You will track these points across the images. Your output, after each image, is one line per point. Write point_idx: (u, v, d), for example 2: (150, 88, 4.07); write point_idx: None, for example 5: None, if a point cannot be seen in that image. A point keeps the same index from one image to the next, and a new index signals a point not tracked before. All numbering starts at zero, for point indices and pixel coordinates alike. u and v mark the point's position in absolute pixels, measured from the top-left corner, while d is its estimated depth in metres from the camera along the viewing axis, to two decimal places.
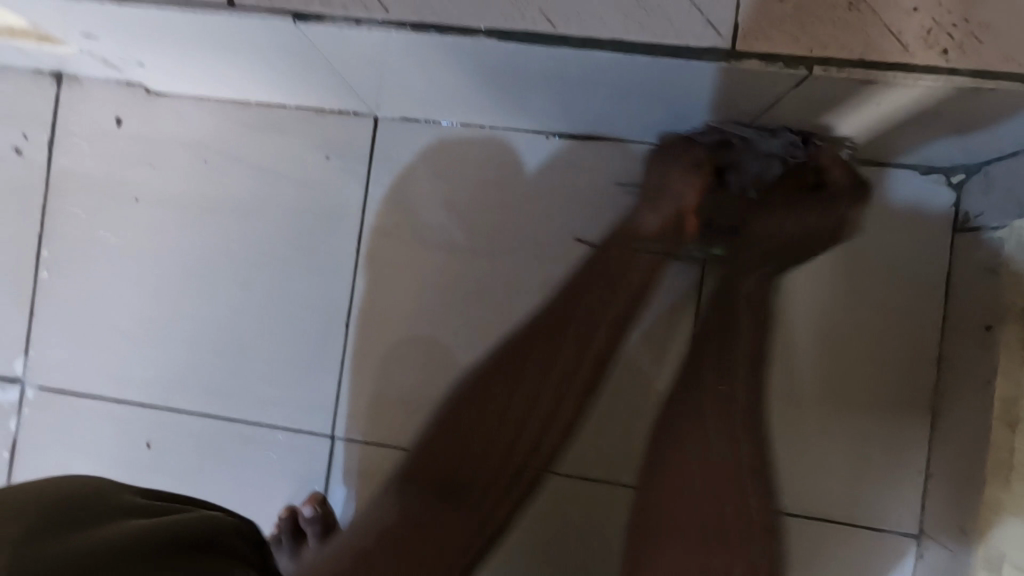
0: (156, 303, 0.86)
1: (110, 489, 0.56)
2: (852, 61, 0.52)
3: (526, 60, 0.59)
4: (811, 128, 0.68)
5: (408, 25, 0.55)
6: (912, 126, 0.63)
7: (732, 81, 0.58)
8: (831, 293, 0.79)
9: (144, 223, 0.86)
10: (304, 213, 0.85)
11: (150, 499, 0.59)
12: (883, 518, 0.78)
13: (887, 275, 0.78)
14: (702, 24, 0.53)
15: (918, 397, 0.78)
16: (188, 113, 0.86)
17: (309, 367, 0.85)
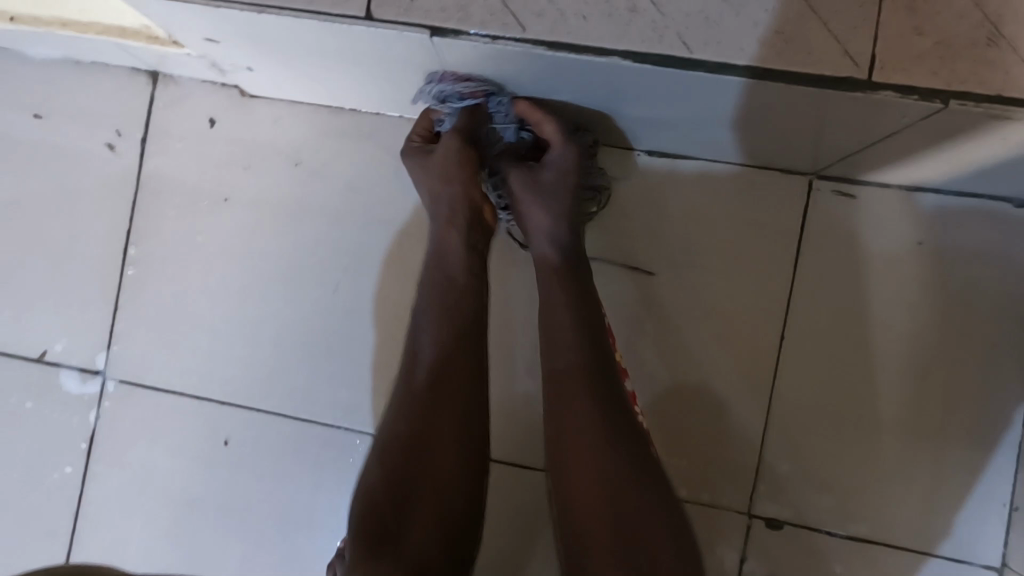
0: (240, 302, 0.87)
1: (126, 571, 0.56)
2: (991, 97, 0.52)
3: (651, 83, 0.60)
4: (920, 159, 0.68)
5: (542, 44, 0.56)
6: (1019, 166, 0.64)
7: (858, 111, 0.58)
8: (919, 323, 0.79)
9: (231, 222, 0.88)
10: (390, 220, 0.86)
11: None
12: (965, 550, 0.77)
13: (976, 306, 0.78)
14: (840, 55, 0.53)
15: (1006, 431, 0.78)
16: (282, 116, 0.87)
17: (388, 374, 0.85)
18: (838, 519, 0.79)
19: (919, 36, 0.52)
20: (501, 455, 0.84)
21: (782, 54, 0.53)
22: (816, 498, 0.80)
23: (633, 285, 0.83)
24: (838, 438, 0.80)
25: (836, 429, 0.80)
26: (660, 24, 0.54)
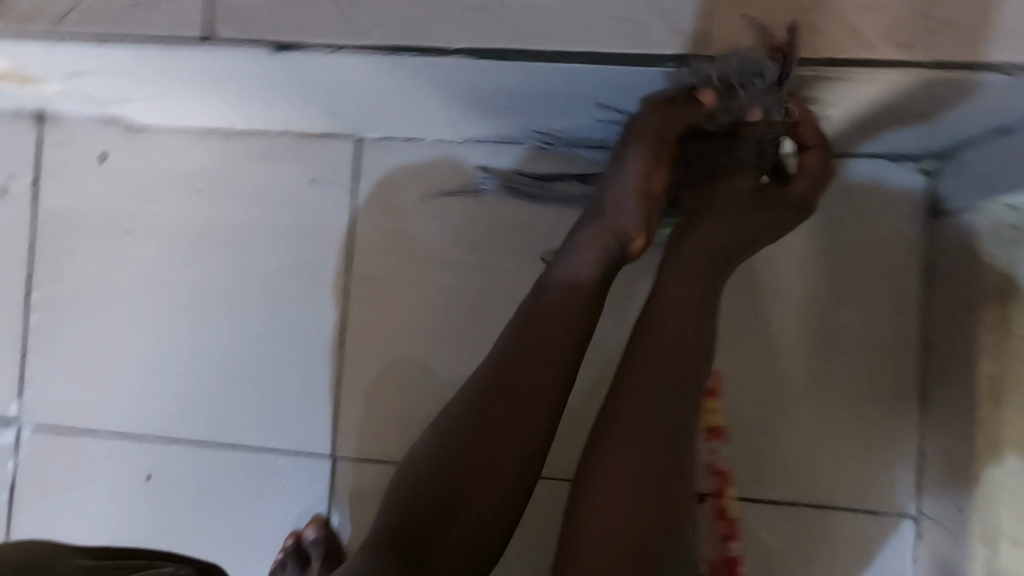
0: (152, 336, 0.87)
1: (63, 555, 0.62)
2: (817, 60, 0.54)
3: (505, 78, 0.60)
4: None
5: (385, 50, 0.57)
6: (876, 122, 0.66)
7: (703, 85, 0.59)
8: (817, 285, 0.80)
9: (134, 257, 0.87)
10: (293, 237, 0.87)
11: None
12: (880, 501, 0.79)
13: (868, 263, 0.80)
14: (670, 33, 0.54)
15: (910, 382, 0.79)
16: (175, 145, 0.87)
17: (304, 389, 0.86)
18: (759, 486, 0.80)
19: (743, 8, 0.54)
20: None
21: (613, 38, 0.55)
22: (735, 467, 0.81)
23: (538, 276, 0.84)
24: (749, 407, 0.81)
25: (748, 399, 0.81)
26: (495, 20, 0.55)
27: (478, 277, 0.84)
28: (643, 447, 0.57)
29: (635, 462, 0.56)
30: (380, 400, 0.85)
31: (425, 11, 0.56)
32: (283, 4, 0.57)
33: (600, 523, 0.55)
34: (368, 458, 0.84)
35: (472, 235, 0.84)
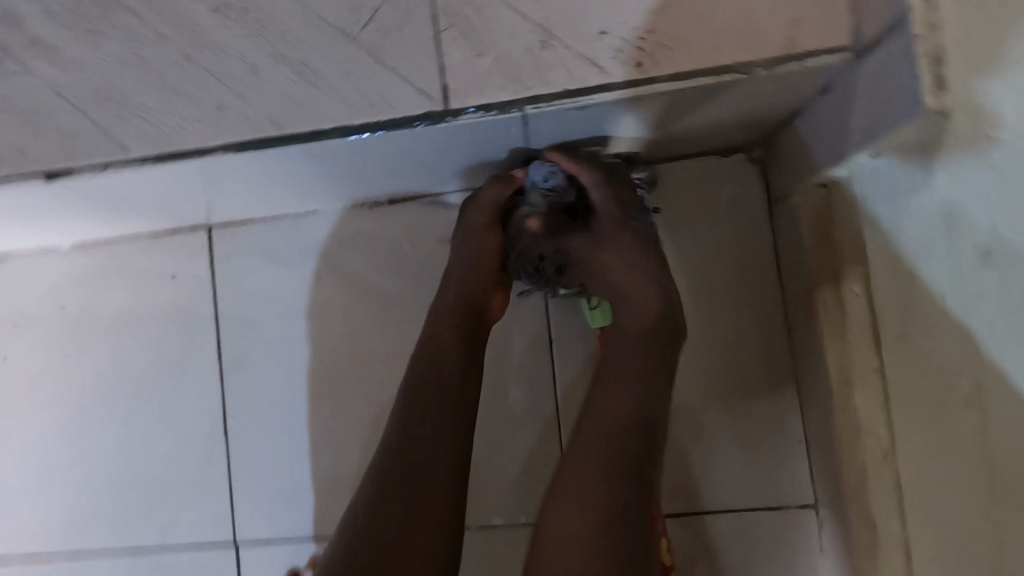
0: (48, 452, 0.89)
1: None
2: (557, 93, 0.55)
3: (282, 157, 0.62)
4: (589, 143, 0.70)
5: (151, 158, 0.59)
6: (669, 129, 0.67)
7: (471, 132, 0.60)
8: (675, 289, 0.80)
9: (20, 379, 0.90)
10: (164, 334, 0.88)
11: None
12: (780, 493, 0.77)
13: (721, 255, 0.80)
14: (413, 94, 0.56)
15: (782, 368, 0.78)
16: (38, 266, 0.89)
17: (197, 482, 0.86)
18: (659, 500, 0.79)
19: (479, 56, 0.55)
20: (324, 533, 0.84)
21: (359, 108, 0.56)
22: None
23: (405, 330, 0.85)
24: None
25: None
26: (248, 111, 0.57)
27: (350, 340, 0.86)
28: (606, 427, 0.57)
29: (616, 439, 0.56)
30: (269, 479, 0.85)
31: (180, 117, 0.58)
32: (51, 134, 0.59)
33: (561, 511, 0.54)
34: (267, 538, 0.84)
35: (338, 300, 0.86)
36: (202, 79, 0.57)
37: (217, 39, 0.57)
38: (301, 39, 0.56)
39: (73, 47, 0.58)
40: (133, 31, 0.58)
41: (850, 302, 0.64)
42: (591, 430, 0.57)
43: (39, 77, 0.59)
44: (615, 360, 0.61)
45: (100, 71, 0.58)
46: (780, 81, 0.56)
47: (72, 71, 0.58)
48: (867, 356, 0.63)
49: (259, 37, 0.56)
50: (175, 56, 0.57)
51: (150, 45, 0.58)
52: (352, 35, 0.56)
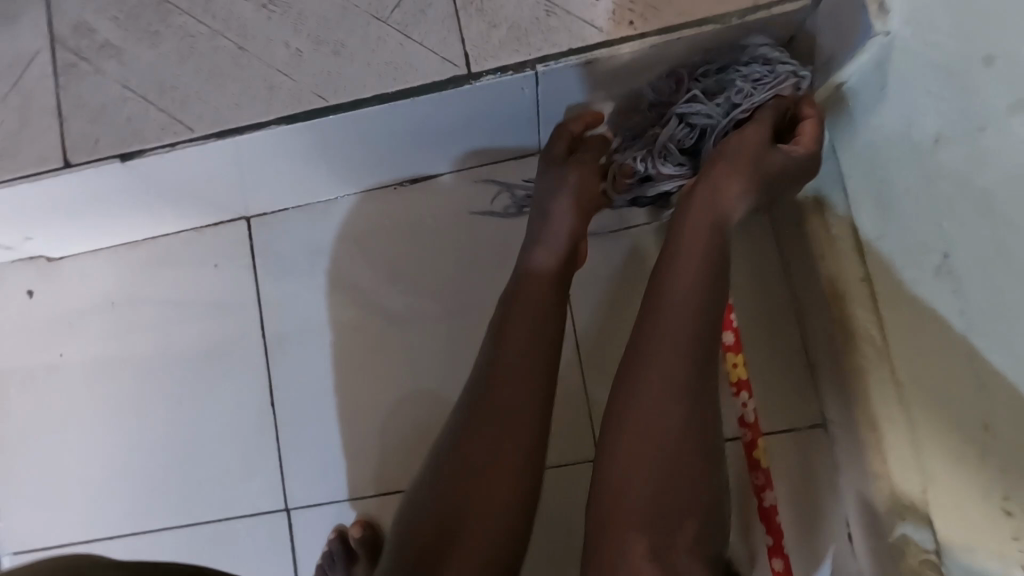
0: (105, 442, 0.95)
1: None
2: (563, 52, 0.64)
3: (323, 133, 0.71)
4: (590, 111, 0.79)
5: (212, 136, 0.67)
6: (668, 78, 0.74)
7: (490, 96, 0.69)
8: None
9: (74, 375, 0.96)
10: (211, 320, 0.95)
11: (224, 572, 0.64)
12: (790, 417, 0.83)
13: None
14: (440, 62, 0.65)
15: (781, 302, 0.85)
16: (90, 268, 0.97)
17: (249, 454, 0.92)
18: None
19: (494, 27, 0.64)
20: (371, 491, 0.90)
21: (394, 78, 0.65)
22: None
23: (433, 297, 0.93)
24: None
25: None
26: (297, 89, 0.66)
27: (382, 312, 0.93)
28: (652, 421, 0.56)
29: (665, 434, 0.56)
30: (316, 447, 0.91)
31: (238, 98, 0.67)
32: (122, 122, 0.67)
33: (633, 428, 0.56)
34: (318, 502, 0.90)
35: (369, 276, 0.94)
36: (256, 65, 0.66)
37: (267, 31, 0.67)
38: (340, 26, 0.66)
39: (140, 48, 0.68)
40: (191, 30, 0.67)
41: (835, 224, 0.72)
42: (645, 423, 0.56)
43: (110, 75, 0.68)
44: (663, 349, 0.58)
45: (164, 66, 0.67)
46: (751, 29, 0.64)
47: (140, 68, 0.67)
48: (855, 267, 0.70)
49: (304, 27, 0.66)
50: (231, 48, 0.67)
51: (207, 41, 0.67)
52: (383, 18, 0.66)
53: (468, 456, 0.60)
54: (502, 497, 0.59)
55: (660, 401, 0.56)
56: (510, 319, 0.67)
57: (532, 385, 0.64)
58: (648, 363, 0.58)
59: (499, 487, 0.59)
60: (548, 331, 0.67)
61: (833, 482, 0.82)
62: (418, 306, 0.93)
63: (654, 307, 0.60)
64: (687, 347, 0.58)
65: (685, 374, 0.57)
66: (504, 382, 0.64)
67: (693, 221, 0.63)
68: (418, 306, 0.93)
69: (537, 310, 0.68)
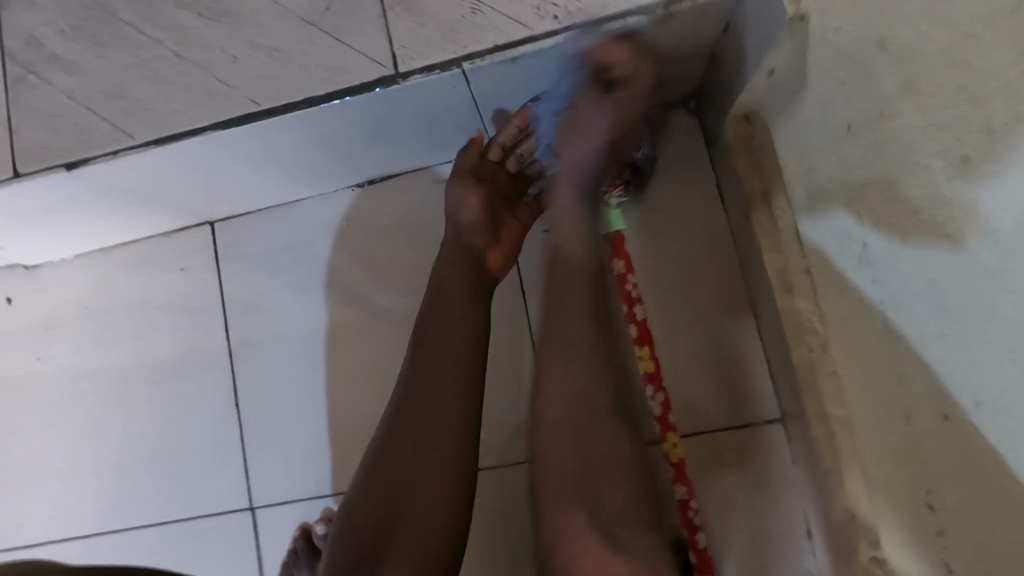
0: (81, 443, 0.98)
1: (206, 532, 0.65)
2: (488, 48, 0.64)
3: (261, 136, 0.72)
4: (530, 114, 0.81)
5: (152, 143, 0.69)
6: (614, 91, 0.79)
7: (422, 95, 0.69)
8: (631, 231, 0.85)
9: (51, 378, 1.00)
10: (179, 323, 0.98)
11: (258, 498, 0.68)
12: (748, 412, 0.81)
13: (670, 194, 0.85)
14: (369, 63, 0.65)
15: (738, 295, 0.83)
16: (66, 274, 1.00)
17: (215, 454, 0.94)
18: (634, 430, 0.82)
19: (422, 27, 0.65)
20: (332, 490, 0.91)
21: (324, 80, 0.66)
22: None
23: (391, 296, 0.93)
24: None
25: None
26: (232, 94, 0.67)
27: (343, 312, 0.94)
28: (562, 455, 0.61)
29: (575, 459, 0.61)
30: (280, 446, 0.93)
31: (176, 105, 0.68)
32: (69, 131, 0.70)
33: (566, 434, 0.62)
34: (281, 500, 0.91)
35: (331, 277, 0.95)
36: (193, 71, 0.68)
37: (205, 38, 0.68)
38: (274, 31, 0.67)
39: (84, 58, 0.70)
40: (133, 40, 0.69)
41: (781, 217, 0.71)
42: (549, 457, 0.62)
43: (57, 86, 0.70)
44: (557, 389, 0.64)
45: (108, 75, 0.69)
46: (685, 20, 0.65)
47: (85, 77, 0.70)
48: (797, 258, 0.71)
49: (240, 33, 0.67)
50: (170, 55, 0.68)
51: (148, 49, 0.69)
52: (315, 21, 0.66)
53: (404, 475, 0.64)
54: (431, 514, 0.63)
55: (563, 431, 0.62)
56: (439, 347, 0.70)
57: (456, 403, 0.67)
58: (549, 403, 0.63)
59: (435, 496, 0.64)
60: (473, 350, 0.71)
61: (787, 479, 0.79)
62: (377, 306, 0.94)
63: (544, 363, 0.65)
64: (579, 383, 0.63)
65: (581, 404, 0.63)
66: (437, 404, 0.67)
67: (570, 271, 0.68)
68: (377, 305, 0.94)
69: (456, 332, 0.71)
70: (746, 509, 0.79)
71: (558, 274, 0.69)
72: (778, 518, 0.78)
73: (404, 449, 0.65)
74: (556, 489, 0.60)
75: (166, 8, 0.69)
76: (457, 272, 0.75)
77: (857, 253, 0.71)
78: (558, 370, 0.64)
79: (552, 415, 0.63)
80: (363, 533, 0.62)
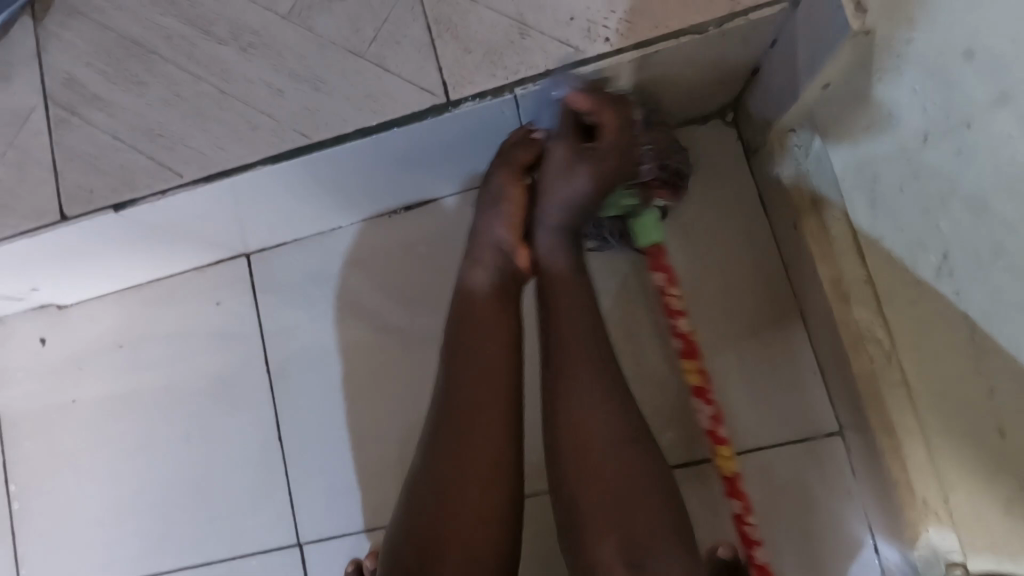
0: (117, 483, 0.96)
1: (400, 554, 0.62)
2: (539, 72, 0.64)
3: (307, 169, 0.71)
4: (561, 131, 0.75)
5: (198, 181, 0.68)
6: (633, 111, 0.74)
7: (469, 121, 0.69)
8: (676, 244, 0.84)
9: (85, 419, 0.98)
10: (214, 357, 0.96)
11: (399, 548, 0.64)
12: (805, 426, 0.79)
13: (710, 208, 0.84)
14: (417, 91, 0.65)
15: (786, 306, 0.81)
16: (98, 313, 0.99)
17: (257, 489, 0.92)
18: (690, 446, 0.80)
19: (469, 53, 0.65)
20: (380, 521, 0.89)
21: (373, 110, 0.66)
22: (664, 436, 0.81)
23: (430, 321, 0.92)
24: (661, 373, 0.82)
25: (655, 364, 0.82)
26: (278, 127, 0.67)
27: (382, 339, 0.93)
28: (592, 477, 0.61)
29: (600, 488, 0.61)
30: (325, 478, 0.91)
31: (222, 142, 0.68)
32: (113, 172, 0.69)
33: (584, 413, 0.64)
34: (329, 534, 0.89)
35: (370, 304, 0.94)
36: (238, 107, 0.67)
37: (247, 73, 0.67)
38: (318, 62, 0.67)
39: (127, 97, 0.69)
40: (175, 77, 0.69)
41: (833, 224, 0.71)
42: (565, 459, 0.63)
43: (101, 127, 0.69)
44: (580, 414, 0.63)
45: (151, 113, 0.69)
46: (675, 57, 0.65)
47: (128, 117, 0.69)
48: (855, 268, 0.69)
49: (283, 67, 0.67)
50: (214, 92, 0.68)
51: (192, 87, 0.68)
52: (360, 51, 0.66)
53: (438, 503, 0.63)
54: (476, 541, 0.62)
55: (589, 460, 0.62)
56: (486, 352, 0.69)
57: (494, 431, 0.65)
58: (568, 436, 0.63)
59: (473, 529, 0.62)
60: (508, 371, 0.68)
61: (849, 490, 0.77)
62: (417, 331, 0.92)
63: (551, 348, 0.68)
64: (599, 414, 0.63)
65: (600, 458, 0.62)
66: (472, 434, 0.65)
67: (567, 309, 0.68)
68: (416, 330, 0.92)
69: (487, 360, 0.68)
70: (811, 524, 0.77)
71: (557, 308, 0.69)
72: (841, 531, 0.76)
73: (444, 476, 0.64)
74: (587, 508, 0.61)
75: (206, 44, 0.68)
76: (477, 304, 0.71)
77: (977, 252, 0.62)
78: (572, 403, 0.64)
79: (575, 439, 0.63)
80: (405, 564, 0.62)
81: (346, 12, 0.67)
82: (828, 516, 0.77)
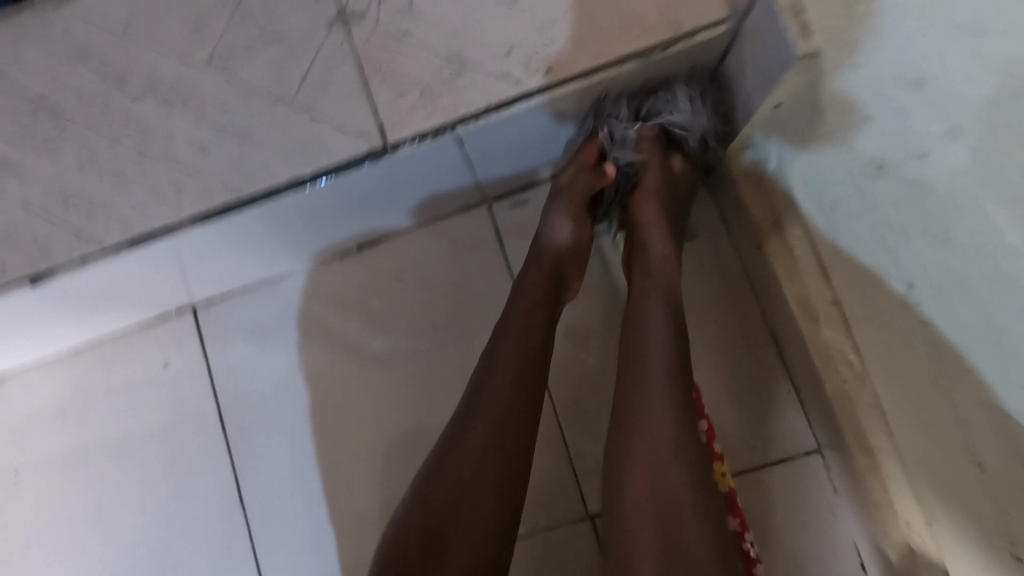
0: (70, 565, 0.89)
1: (417, 514, 0.60)
2: (480, 109, 0.61)
3: (244, 224, 0.67)
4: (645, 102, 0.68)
5: (123, 247, 0.63)
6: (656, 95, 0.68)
7: (413, 164, 0.65)
8: None
9: (28, 497, 0.91)
10: (165, 418, 0.91)
11: (415, 511, 0.60)
12: (784, 447, 0.77)
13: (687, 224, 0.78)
14: (352, 137, 0.61)
15: (756, 323, 0.80)
16: (37, 382, 0.93)
17: (223, 555, 0.87)
18: None
19: (404, 93, 0.61)
20: None
21: (305, 159, 0.62)
22: None
23: (393, 363, 0.88)
24: None
25: None
26: (204, 183, 0.62)
27: (344, 384, 0.89)
28: (640, 462, 0.55)
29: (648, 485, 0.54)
30: (293, 537, 0.86)
31: (145, 203, 0.63)
32: (26, 244, 0.64)
33: (648, 408, 0.57)
34: None
35: (330, 349, 0.90)
36: (160, 165, 0.63)
37: (169, 129, 0.63)
38: (243, 112, 0.62)
39: (36, 162, 0.64)
40: (89, 137, 0.63)
41: (795, 245, 0.69)
42: (627, 461, 0.55)
43: (9, 196, 0.64)
44: (642, 398, 0.57)
45: (63, 178, 0.63)
46: (617, 84, 0.63)
47: (39, 186, 0.64)
48: (820, 289, 0.68)
49: (207, 120, 0.62)
50: (132, 150, 0.63)
51: (106, 149, 0.63)
52: (288, 98, 0.62)
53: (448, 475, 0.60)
54: (486, 515, 0.59)
55: (636, 453, 0.55)
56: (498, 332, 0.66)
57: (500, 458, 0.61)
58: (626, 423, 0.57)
59: (488, 510, 0.59)
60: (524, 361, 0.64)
61: (832, 510, 0.75)
62: (380, 372, 0.88)
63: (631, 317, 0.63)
64: (657, 393, 0.57)
65: (659, 434, 0.55)
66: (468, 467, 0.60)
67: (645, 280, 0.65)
68: (380, 371, 0.88)
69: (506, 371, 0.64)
70: (798, 546, 0.75)
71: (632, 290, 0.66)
72: (828, 553, 0.74)
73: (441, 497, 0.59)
74: (631, 514, 0.53)
75: (121, 99, 0.63)
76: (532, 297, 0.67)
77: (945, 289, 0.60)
78: (632, 399, 0.58)
79: (635, 388, 0.58)
80: (412, 542, 0.58)
81: (269, 56, 0.62)
82: (811, 538, 0.75)
